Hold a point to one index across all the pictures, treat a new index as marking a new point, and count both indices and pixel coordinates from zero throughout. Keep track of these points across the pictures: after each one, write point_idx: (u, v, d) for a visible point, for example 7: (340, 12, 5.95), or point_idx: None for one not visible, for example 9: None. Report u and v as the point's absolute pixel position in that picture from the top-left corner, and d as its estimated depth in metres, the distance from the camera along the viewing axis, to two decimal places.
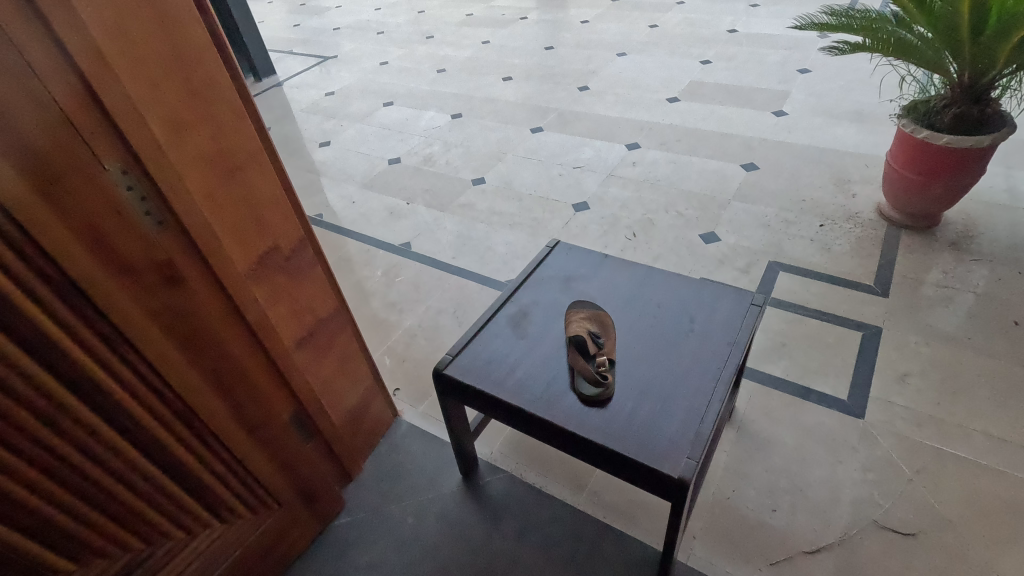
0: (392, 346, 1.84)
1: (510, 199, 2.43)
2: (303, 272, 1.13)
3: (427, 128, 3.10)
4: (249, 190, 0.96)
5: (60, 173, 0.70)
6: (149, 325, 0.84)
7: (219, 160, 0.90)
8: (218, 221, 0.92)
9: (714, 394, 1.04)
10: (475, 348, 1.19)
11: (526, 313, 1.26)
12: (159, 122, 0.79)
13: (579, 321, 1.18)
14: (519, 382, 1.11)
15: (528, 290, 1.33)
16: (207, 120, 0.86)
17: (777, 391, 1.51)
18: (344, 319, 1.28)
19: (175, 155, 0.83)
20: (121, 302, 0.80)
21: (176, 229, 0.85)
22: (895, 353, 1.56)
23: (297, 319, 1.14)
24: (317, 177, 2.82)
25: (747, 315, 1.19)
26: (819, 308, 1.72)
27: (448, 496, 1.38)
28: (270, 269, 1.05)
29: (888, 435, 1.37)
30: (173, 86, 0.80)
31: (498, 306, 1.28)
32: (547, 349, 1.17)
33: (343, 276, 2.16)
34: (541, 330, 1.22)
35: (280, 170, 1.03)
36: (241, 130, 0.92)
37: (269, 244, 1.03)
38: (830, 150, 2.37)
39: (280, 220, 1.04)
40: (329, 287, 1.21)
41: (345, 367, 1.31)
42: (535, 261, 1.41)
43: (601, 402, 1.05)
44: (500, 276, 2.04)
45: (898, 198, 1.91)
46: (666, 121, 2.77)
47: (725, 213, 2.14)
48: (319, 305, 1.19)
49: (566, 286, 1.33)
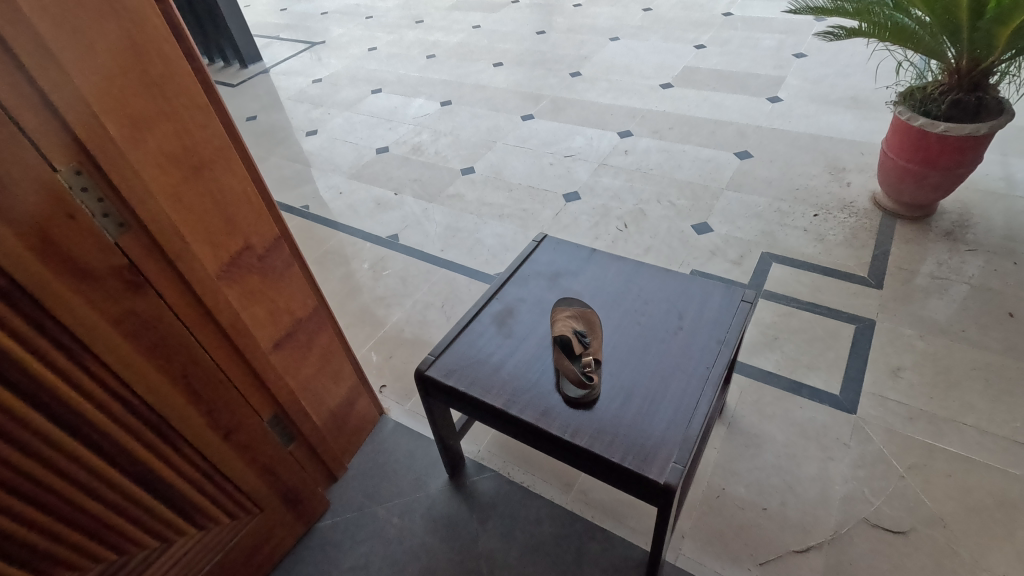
0: (379, 342, 1.81)
1: (500, 189, 2.38)
2: (279, 272, 1.09)
3: (416, 116, 3.04)
4: (218, 188, 0.92)
5: (7, 178, 0.66)
6: (112, 331, 0.81)
7: (183, 157, 0.86)
8: (183, 221, 0.88)
9: (702, 395, 1.01)
10: (458, 349, 1.16)
11: (512, 311, 1.23)
12: (114, 119, 0.75)
13: (564, 318, 1.14)
14: (503, 383, 1.08)
15: (513, 286, 1.29)
16: (169, 116, 0.82)
17: (768, 386, 1.49)
18: (324, 318, 1.25)
19: (134, 154, 0.79)
20: (78, 309, 0.76)
21: (137, 230, 0.81)
22: (888, 346, 1.54)
23: (274, 319, 1.10)
24: (303, 167, 2.76)
25: (737, 312, 1.16)
26: (812, 300, 1.69)
27: (433, 496, 1.36)
28: (243, 270, 1.01)
29: (879, 431, 1.36)
30: (130, 81, 0.76)
31: (482, 303, 1.25)
32: (531, 349, 1.14)
33: (329, 271, 2.12)
34: (526, 329, 1.18)
35: (251, 166, 0.99)
36: (207, 125, 0.88)
37: (241, 244, 0.99)
38: (824, 138, 2.33)
39: (252, 218, 1.00)
40: (307, 285, 1.18)
41: (326, 366, 1.28)
42: (520, 256, 1.38)
43: (587, 404, 1.02)
44: (489, 269, 2.01)
45: (893, 187, 1.87)
46: (659, 108, 2.72)
47: (718, 202, 2.11)
48: (297, 304, 1.16)
49: (552, 282, 1.30)
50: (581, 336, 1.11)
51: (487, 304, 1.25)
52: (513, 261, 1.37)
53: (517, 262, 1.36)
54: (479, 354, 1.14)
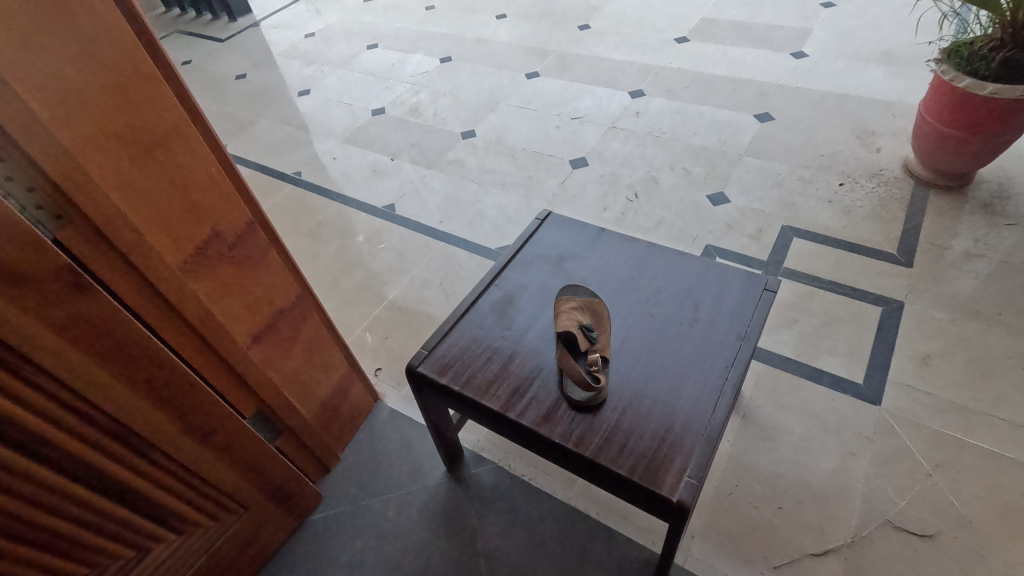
0: (374, 321, 1.72)
1: (502, 154, 2.24)
2: (255, 261, 0.99)
3: (414, 74, 2.86)
4: (176, 171, 0.81)
5: None
6: (58, 339, 0.72)
7: (131, 136, 0.74)
8: (137, 213, 0.78)
9: (720, 399, 0.92)
10: (453, 341, 1.07)
11: (512, 300, 1.13)
12: (39, 95, 0.63)
13: (569, 311, 1.04)
14: (502, 381, 0.99)
15: (515, 270, 1.19)
16: (109, 88, 0.70)
17: (786, 374, 1.40)
18: (310, 306, 1.16)
19: (72, 138, 0.68)
20: (14, 317, 0.67)
21: (77, 223, 0.72)
22: (916, 331, 1.43)
23: (251, 313, 1.01)
24: (296, 130, 2.62)
25: (759, 302, 1.06)
26: (835, 279, 1.58)
27: (430, 490, 1.30)
28: (212, 260, 0.91)
29: (905, 425, 1.27)
30: (56, 48, 0.64)
31: (480, 290, 1.15)
32: (532, 343, 1.04)
33: (323, 243, 2.02)
34: (527, 319, 1.09)
35: (216, 143, 0.87)
36: (161, 100, 0.76)
37: (208, 231, 0.89)
38: (853, 98, 2.16)
39: (221, 203, 0.89)
40: (289, 272, 1.08)
41: (315, 357, 1.20)
42: (522, 236, 1.27)
43: (592, 408, 0.93)
44: (490, 243, 1.90)
45: (929, 154, 1.72)
46: (674, 65, 2.53)
47: (735, 170, 1.97)
48: (277, 294, 1.06)
49: (556, 266, 1.19)
50: (589, 330, 1.01)
51: (484, 291, 1.15)
52: (514, 243, 1.27)
53: (518, 243, 1.26)
54: (476, 348, 1.05)
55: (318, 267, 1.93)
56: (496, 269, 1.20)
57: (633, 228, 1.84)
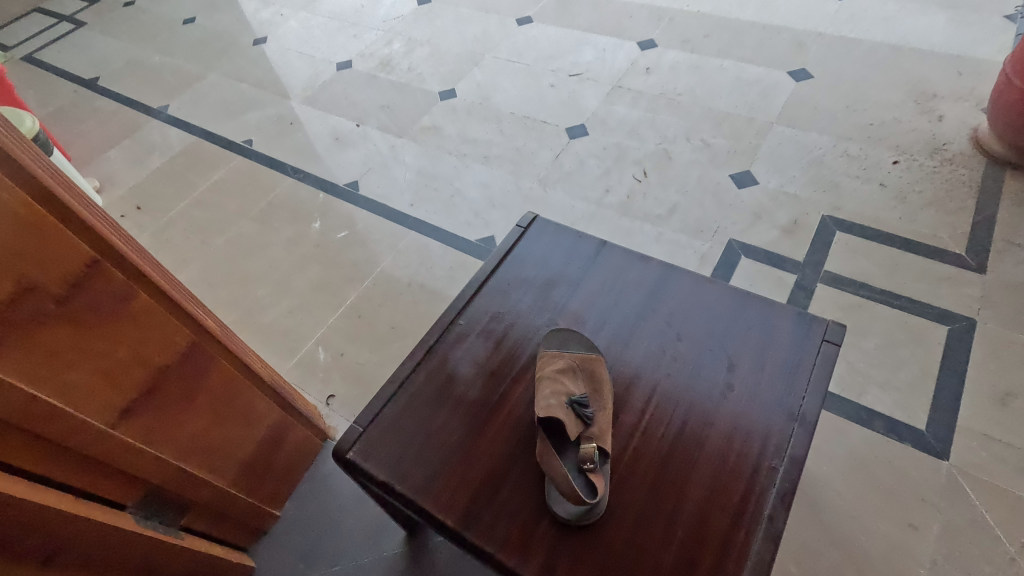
0: (328, 332, 1.44)
1: (486, 120, 1.89)
2: (112, 310, 0.70)
3: (387, 18, 2.45)
4: None
5: None
6: None
7: None
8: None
9: (763, 520, 0.66)
10: (400, 405, 0.79)
11: (483, 344, 0.85)
12: None
13: (554, 374, 0.75)
14: (463, 473, 0.72)
15: (489, 299, 0.91)
16: None
17: (828, 414, 1.13)
18: (218, 350, 0.88)
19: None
20: None
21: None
22: (992, 359, 1.15)
23: (115, 378, 0.73)
24: (249, 88, 2.25)
25: (816, 361, 0.78)
26: (888, 288, 1.28)
27: (387, 562, 1.05)
28: (29, 322, 0.62)
29: (981, 489, 1.01)
30: None
31: (441, 329, 0.87)
32: (506, 416, 0.77)
33: (273, 230, 1.71)
34: (501, 377, 0.81)
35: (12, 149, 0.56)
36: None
37: (15, 283, 0.59)
38: (908, 50, 1.79)
39: (32, 239, 0.59)
40: (175, 314, 0.79)
41: (230, 411, 0.93)
42: (500, 248, 0.97)
43: (586, 525, 0.67)
44: (469, 233, 1.59)
45: (1010, 127, 1.39)
46: (692, 8, 2.13)
47: (765, 143, 1.63)
48: (158, 346, 0.78)
49: (543, 294, 0.91)
50: (581, 406, 0.72)
51: (447, 331, 0.87)
52: (491, 257, 0.97)
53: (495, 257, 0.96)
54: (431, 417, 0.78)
55: (266, 261, 1.63)
56: (465, 298, 0.91)
57: (640, 216, 1.53)
